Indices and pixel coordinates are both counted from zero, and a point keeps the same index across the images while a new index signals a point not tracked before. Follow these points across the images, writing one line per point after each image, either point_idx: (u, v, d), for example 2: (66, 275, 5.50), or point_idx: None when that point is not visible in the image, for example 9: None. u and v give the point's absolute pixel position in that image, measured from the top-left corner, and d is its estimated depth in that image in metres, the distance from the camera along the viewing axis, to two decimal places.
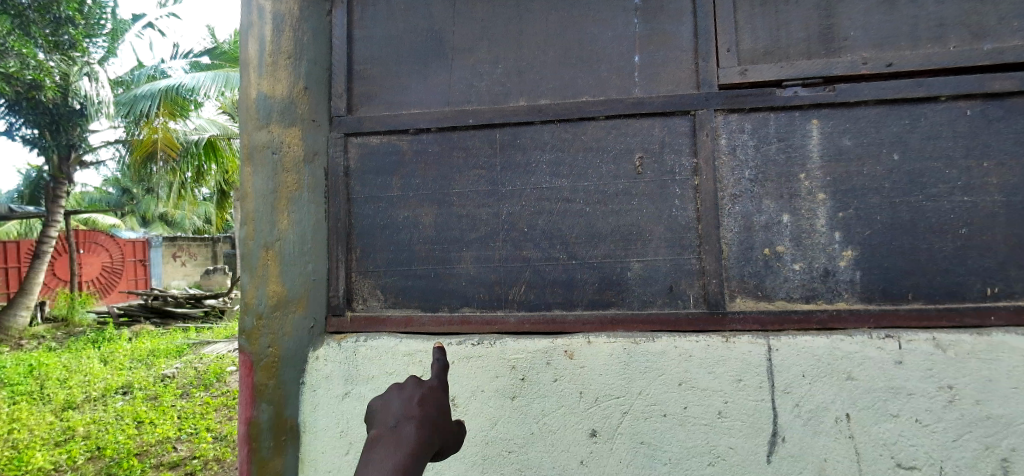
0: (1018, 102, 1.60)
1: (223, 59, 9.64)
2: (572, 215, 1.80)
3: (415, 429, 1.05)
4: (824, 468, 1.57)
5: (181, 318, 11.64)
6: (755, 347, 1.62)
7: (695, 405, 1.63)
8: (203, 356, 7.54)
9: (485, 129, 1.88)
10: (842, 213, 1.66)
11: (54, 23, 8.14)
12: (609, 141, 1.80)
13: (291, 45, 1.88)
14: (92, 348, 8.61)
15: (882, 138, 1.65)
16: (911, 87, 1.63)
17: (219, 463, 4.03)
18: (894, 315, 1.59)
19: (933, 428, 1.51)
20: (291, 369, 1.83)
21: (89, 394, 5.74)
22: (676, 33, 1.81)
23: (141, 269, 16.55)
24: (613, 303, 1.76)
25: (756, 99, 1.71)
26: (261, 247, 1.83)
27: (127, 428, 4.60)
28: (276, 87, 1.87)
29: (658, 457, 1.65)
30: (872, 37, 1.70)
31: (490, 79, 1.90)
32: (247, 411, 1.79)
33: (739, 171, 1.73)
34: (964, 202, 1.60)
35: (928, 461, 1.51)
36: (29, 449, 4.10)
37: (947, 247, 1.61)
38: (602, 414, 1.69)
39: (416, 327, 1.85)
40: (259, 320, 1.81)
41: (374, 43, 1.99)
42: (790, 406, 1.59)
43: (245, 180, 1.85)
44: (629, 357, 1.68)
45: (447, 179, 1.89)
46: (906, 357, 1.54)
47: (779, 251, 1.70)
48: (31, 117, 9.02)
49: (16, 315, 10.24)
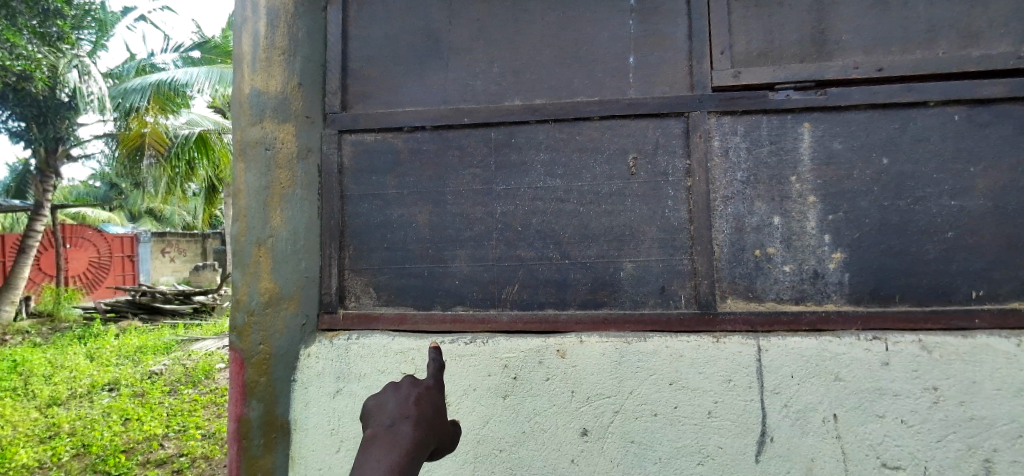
0: (1004, 109, 1.63)
1: (215, 54, 9.51)
2: (566, 215, 1.81)
3: (411, 429, 1.05)
4: (812, 467, 1.59)
5: (170, 314, 11.53)
6: (745, 348, 1.64)
7: (685, 405, 1.65)
8: (191, 353, 7.47)
9: (480, 128, 1.88)
10: (832, 216, 1.68)
11: (42, 15, 8.03)
12: (603, 142, 1.81)
13: (285, 41, 1.87)
14: (78, 344, 8.50)
15: (873, 143, 1.68)
16: (900, 93, 1.66)
17: (206, 460, 3.99)
18: (882, 317, 1.62)
19: (918, 428, 1.54)
20: (282, 367, 1.82)
21: (75, 391, 5.68)
22: (670, 36, 1.82)
23: (129, 264, 16.38)
24: (605, 303, 1.77)
25: (749, 102, 1.73)
26: (253, 243, 1.80)
27: (114, 425, 4.55)
28: (270, 83, 1.85)
29: (647, 457, 1.67)
30: (863, 43, 1.72)
31: (486, 78, 1.91)
32: (236, 408, 1.77)
33: (732, 173, 1.74)
34: (951, 207, 1.63)
35: (913, 461, 1.54)
36: (14, 446, 4.06)
37: (933, 251, 1.63)
38: (593, 413, 1.70)
39: (409, 325, 1.85)
40: (250, 317, 1.79)
41: (370, 41, 1.99)
42: (779, 406, 1.61)
43: (238, 175, 1.83)
44: (620, 357, 1.69)
45: (441, 177, 1.89)
46: (892, 358, 1.57)
47: (769, 253, 1.71)
48: (19, 109, 8.89)
49: (1, 310, 10.08)
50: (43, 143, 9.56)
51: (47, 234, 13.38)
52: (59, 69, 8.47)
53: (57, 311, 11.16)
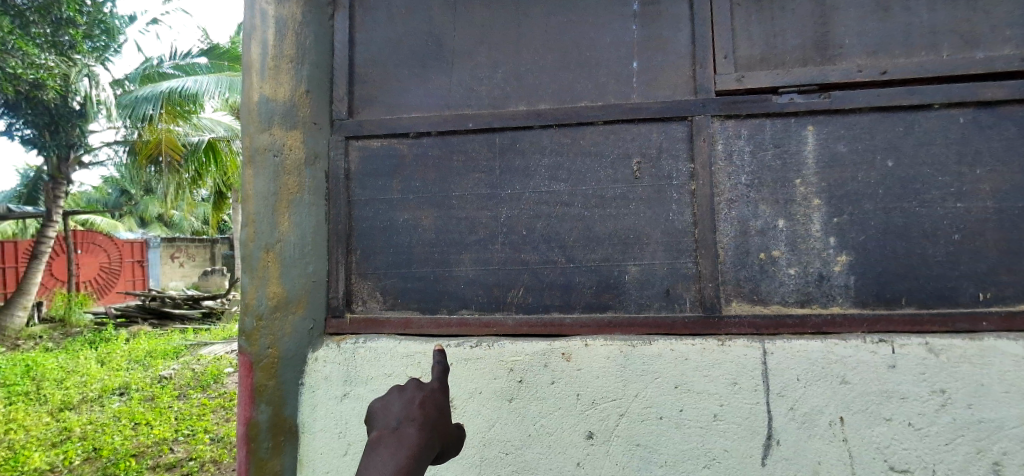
0: (1009, 110, 1.62)
1: (224, 60, 9.59)
2: (570, 219, 1.82)
3: (416, 430, 1.07)
4: (818, 470, 1.58)
5: (180, 319, 11.65)
6: (750, 351, 1.64)
7: (690, 408, 1.65)
8: (200, 358, 7.53)
9: (484, 133, 1.90)
10: (836, 219, 1.68)
11: (54, 24, 8.07)
12: (607, 146, 1.82)
13: (293, 49, 1.90)
14: (89, 348, 8.60)
15: (876, 145, 1.68)
16: (904, 95, 1.66)
17: (215, 464, 4.00)
18: (888, 319, 1.61)
19: (926, 431, 1.53)
20: (290, 370, 1.84)
21: (86, 395, 5.74)
22: (673, 40, 1.83)
23: (138, 270, 16.55)
24: (610, 306, 1.78)
25: (752, 106, 1.74)
26: (261, 248, 1.82)
27: (124, 429, 4.60)
28: (279, 91, 1.88)
29: (653, 460, 1.67)
30: (866, 46, 1.72)
31: (490, 84, 1.93)
32: (247, 412, 1.78)
33: (735, 176, 1.75)
34: (957, 209, 1.63)
35: (921, 464, 1.53)
36: (27, 450, 4.13)
37: (940, 253, 1.63)
38: (598, 416, 1.70)
39: (415, 329, 1.87)
40: (259, 321, 1.80)
41: (376, 47, 2.01)
42: (784, 409, 1.61)
43: (247, 181, 1.85)
44: (625, 360, 1.70)
45: (447, 182, 1.91)
46: (898, 361, 1.56)
47: (774, 256, 1.72)
48: (31, 118, 8.97)
49: (14, 316, 10.17)
50: (56, 151, 9.64)
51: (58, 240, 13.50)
52: (71, 78, 8.59)
53: (68, 316, 11.26)
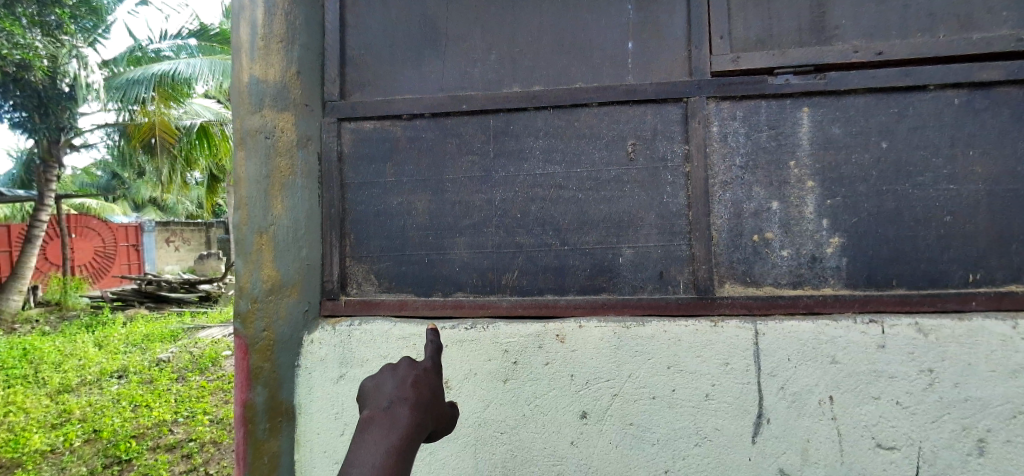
0: (1004, 92, 1.62)
1: (215, 40, 9.43)
2: (565, 202, 1.81)
3: (409, 411, 1.08)
4: (807, 448, 1.62)
5: (177, 302, 11.67)
6: (742, 332, 1.65)
7: (683, 388, 1.67)
8: (198, 341, 7.56)
9: (478, 116, 1.88)
10: (830, 201, 1.69)
11: (42, 3, 8.01)
12: (601, 128, 1.81)
13: (284, 29, 1.85)
14: (87, 332, 8.61)
15: (871, 127, 1.67)
16: (900, 77, 1.65)
17: (215, 445, 4.05)
18: (877, 300, 1.63)
19: (912, 409, 1.56)
20: (285, 353, 1.84)
21: (84, 378, 5.77)
22: (669, 21, 1.81)
23: (133, 255, 16.50)
24: (604, 288, 1.79)
25: (748, 87, 1.72)
26: (254, 232, 1.81)
27: (124, 411, 4.64)
28: (269, 72, 1.83)
29: (645, 439, 1.69)
30: (864, 27, 1.70)
31: (484, 66, 1.90)
32: (242, 394, 1.79)
33: (730, 158, 1.74)
34: (949, 191, 1.63)
35: (907, 441, 1.56)
36: (28, 431, 4.18)
37: (930, 235, 1.64)
38: (592, 396, 1.72)
39: (410, 311, 1.88)
40: (253, 304, 1.79)
41: (369, 28, 1.98)
42: (775, 389, 1.63)
43: (239, 164, 1.83)
44: (618, 341, 1.71)
45: (441, 165, 1.90)
46: (888, 341, 1.58)
47: (767, 238, 1.72)
48: (19, 100, 8.77)
49: (9, 299, 10.13)
50: (46, 133, 9.48)
51: (52, 224, 13.39)
52: (60, 59, 8.43)
53: (64, 300, 11.25)
